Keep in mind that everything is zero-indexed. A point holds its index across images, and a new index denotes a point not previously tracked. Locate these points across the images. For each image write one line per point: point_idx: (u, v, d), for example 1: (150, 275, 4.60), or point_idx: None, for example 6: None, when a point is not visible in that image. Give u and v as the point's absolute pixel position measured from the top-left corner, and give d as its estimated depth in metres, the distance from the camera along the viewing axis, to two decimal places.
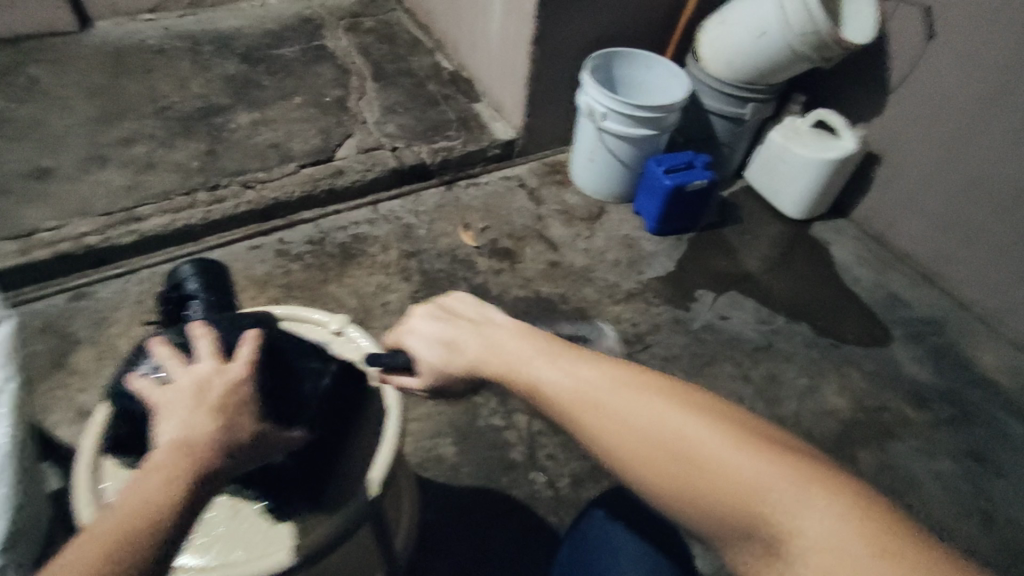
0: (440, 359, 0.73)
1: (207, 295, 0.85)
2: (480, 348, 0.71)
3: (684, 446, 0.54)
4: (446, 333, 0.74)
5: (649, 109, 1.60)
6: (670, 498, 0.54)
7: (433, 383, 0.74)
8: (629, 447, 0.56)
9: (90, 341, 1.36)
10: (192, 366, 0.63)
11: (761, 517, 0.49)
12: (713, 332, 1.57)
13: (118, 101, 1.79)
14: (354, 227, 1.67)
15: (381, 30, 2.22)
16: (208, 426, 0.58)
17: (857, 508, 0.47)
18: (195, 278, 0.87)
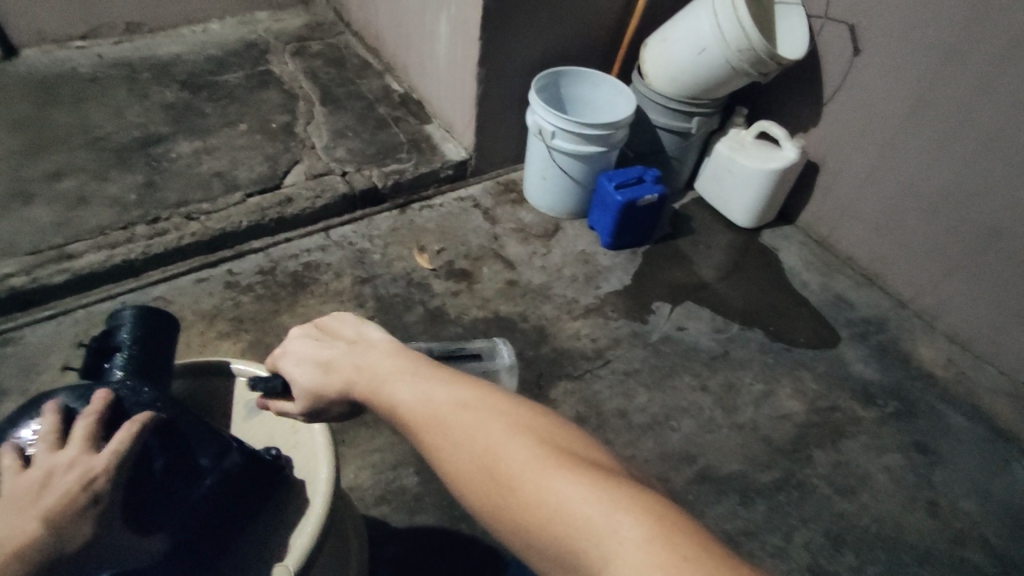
0: (311, 382, 0.72)
1: (133, 351, 0.80)
2: (347, 369, 0.70)
3: (510, 471, 0.54)
4: (320, 354, 0.74)
5: (596, 126, 1.62)
6: (492, 521, 0.54)
7: (308, 407, 0.74)
8: (464, 471, 0.56)
9: (19, 390, 1.27)
10: (56, 453, 0.61)
11: (573, 546, 0.49)
12: (671, 344, 1.59)
13: (48, 133, 1.70)
14: (305, 254, 1.63)
15: (329, 53, 2.20)
16: (34, 533, 0.56)
17: (662, 535, 0.47)
18: (131, 329, 0.83)
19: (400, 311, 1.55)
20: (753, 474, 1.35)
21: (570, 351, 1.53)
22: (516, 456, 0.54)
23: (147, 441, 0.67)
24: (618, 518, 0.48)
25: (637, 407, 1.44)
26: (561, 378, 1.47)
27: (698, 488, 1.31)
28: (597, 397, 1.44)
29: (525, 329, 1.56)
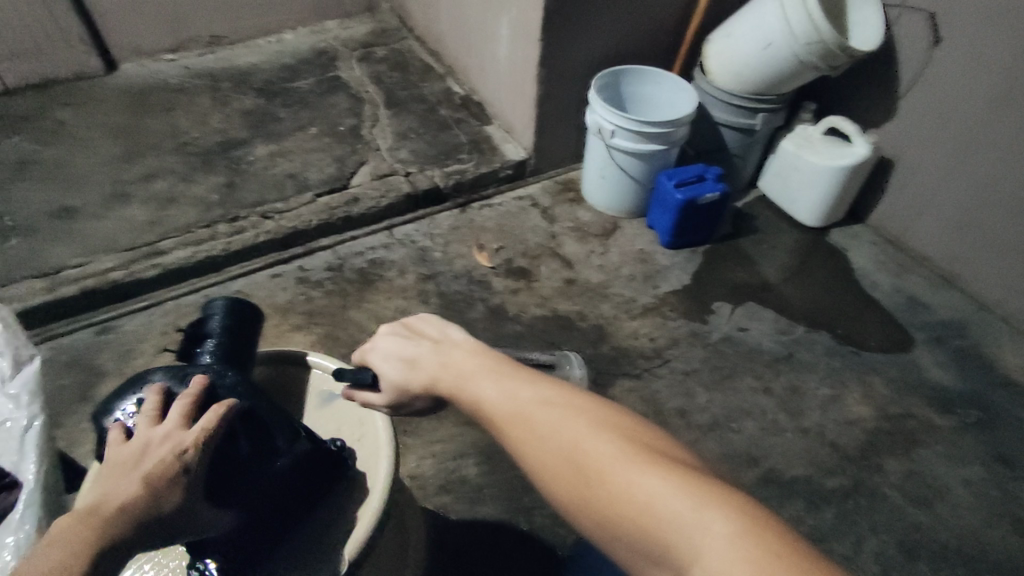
0: (398, 376, 0.76)
1: (223, 339, 0.87)
2: (435, 365, 0.73)
3: (596, 464, 0.55)
4: (407, 351, 0.78)
5: (655, 125, 1.61)
6: (578, 512, 0.56)
7: (394, 399, 0.78)
8: (548, 464, 0.58)
9: (117, 374, 1.39)
10: (157, 429, 0.68)
11: (662, 540, 0.50)
12: (733, 344, 1.56)
13: (141, 139, 1.85)
14: (370, 252, 1.70)
15: (394, 58, 2.28)
16: (134, 495, 0.62)
17: (754, 532, 0.48)
18: (219, 317, 0.90)
19: (461, 307, 1.59)
20: (818, 480, 1.31)
21: (628, 350, 1.53)
22: (602, 451, 0.56)
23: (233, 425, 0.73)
24: (706, 514, 0.49)
25: (696, 407, 1.42)
26: (618, 376, 1.47)
27: (759, 491, 1.28)
28: (655, 397, 1.43)
29: (583, 327, 1.57)
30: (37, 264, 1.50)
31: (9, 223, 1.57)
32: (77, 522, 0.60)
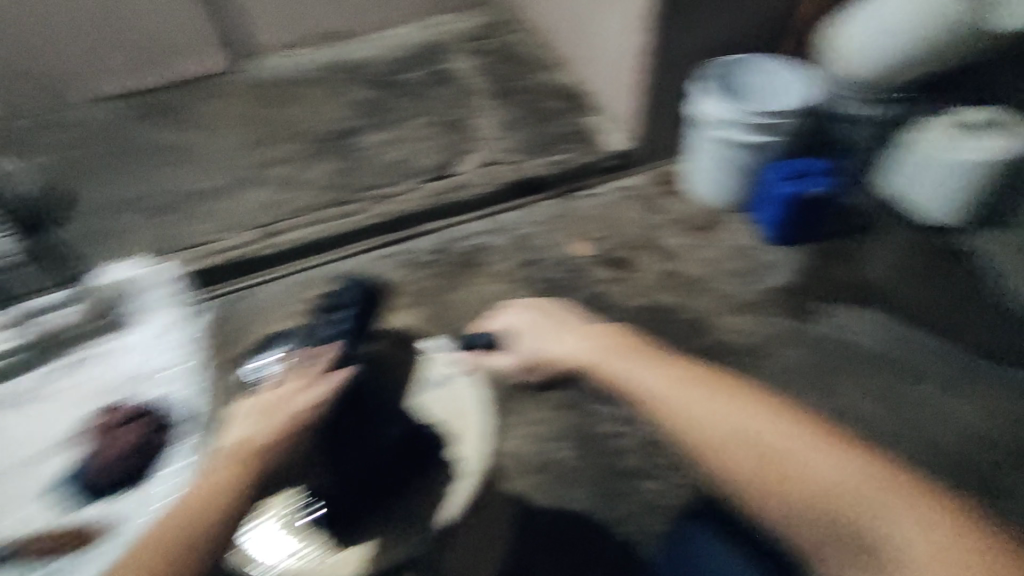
0: (536, 349, 1.17)
1: (353, 315, 1.14)
2: (569, 346, 1.13)
3: (785, 466, 0.91)
4: (535, 324, 1.21)
5: (762, 115, 1.59)
6: (761, 497, 0.92)
7: (528, 360, 1.18)
8: (743, 473, 0.93)
9: (248, 338, 1.54)
10: None
11: (851, 521, 0.86)
12: (844, 348, 1.48)
13: (272, 127, 2.02)
14: (474, 236, 1.76)
15: (501, 50, 2.33)
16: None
17: (919, 513, 0.85)
18: (351, 296, 1.16)
19: (560, 294, 1.62)
20: None
21: (729, 346, 1.49)
22: (795, 463, 0.90)
23: None
24: (860, 491, 0.87)
25: None
26: None
27: None
28: None
29: (680, 321, 1.55)
30: (185, 237, 1.69)
31: (164, 200, 1.78)
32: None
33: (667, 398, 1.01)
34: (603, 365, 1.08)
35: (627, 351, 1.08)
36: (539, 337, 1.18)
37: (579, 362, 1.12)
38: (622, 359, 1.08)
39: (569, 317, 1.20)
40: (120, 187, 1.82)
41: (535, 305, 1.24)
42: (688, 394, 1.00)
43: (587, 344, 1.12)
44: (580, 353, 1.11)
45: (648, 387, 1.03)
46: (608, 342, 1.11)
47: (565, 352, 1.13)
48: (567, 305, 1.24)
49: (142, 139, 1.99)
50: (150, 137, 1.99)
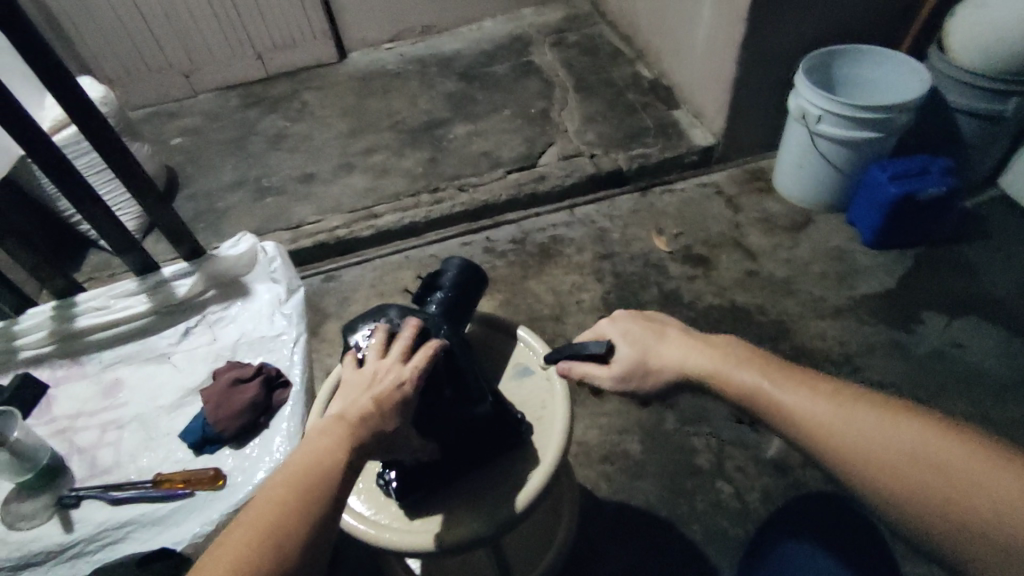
0: (631, 352, 0.79)
1: (450, 295, 0.93)
2: (673, 343, 0.78)
3: (944, 463, 0.58)
4: (631, 329, 0.82)
5: (873, 109, 1.47)
6: (919, 509, 0.58)
7: (623, 373, 0.79)
8: (885, 468, 0.60)
9: (336, 316, 1.63)
10: (381, 359, 0.77)
11: None
12: (942, 361, 1.39)
13: (364, 118, 2.12)
14: (551, 229, 1.78)
15: (585, 43, 2.33)
16: (366, 421, 0.71)
17: None
18: (453, 273, 0.95)
19: (636, 289, 1.61)
20: None
21: (812, 351, 1.44)
22: (958, 455, 0.58)
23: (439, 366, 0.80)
24: None
25: None
26: None
27: None
28: None
29: (762, 321, 1.51)
30: (284, 218, 1.80)
31: (267, 184, 1.91)
32: (324, 440, 0.69)
33: (816, 416, 0.65)
34: (728, 377, 0.72)
35: (763, 355, 0.73)
36: (637, 353, 0.79)
37: (695, 377, 0.75)
38: (754, 368, 0.72)
39: (670, 327, 0.81)
40: (231, 171, 1.98)
41: (631, 314, 0.84)
42: (853, 416, 0.64)
43: (705, 356, 0.75)
44: (695, 366, 0.75)
45: (789, 400, 0.67)
46: (741, 350, 0.74)
47: (677, 362, 0.77)
48: (668, 314, 0.86)
49: (251, 127, 2.15)
50: (257, 125, 2.15)
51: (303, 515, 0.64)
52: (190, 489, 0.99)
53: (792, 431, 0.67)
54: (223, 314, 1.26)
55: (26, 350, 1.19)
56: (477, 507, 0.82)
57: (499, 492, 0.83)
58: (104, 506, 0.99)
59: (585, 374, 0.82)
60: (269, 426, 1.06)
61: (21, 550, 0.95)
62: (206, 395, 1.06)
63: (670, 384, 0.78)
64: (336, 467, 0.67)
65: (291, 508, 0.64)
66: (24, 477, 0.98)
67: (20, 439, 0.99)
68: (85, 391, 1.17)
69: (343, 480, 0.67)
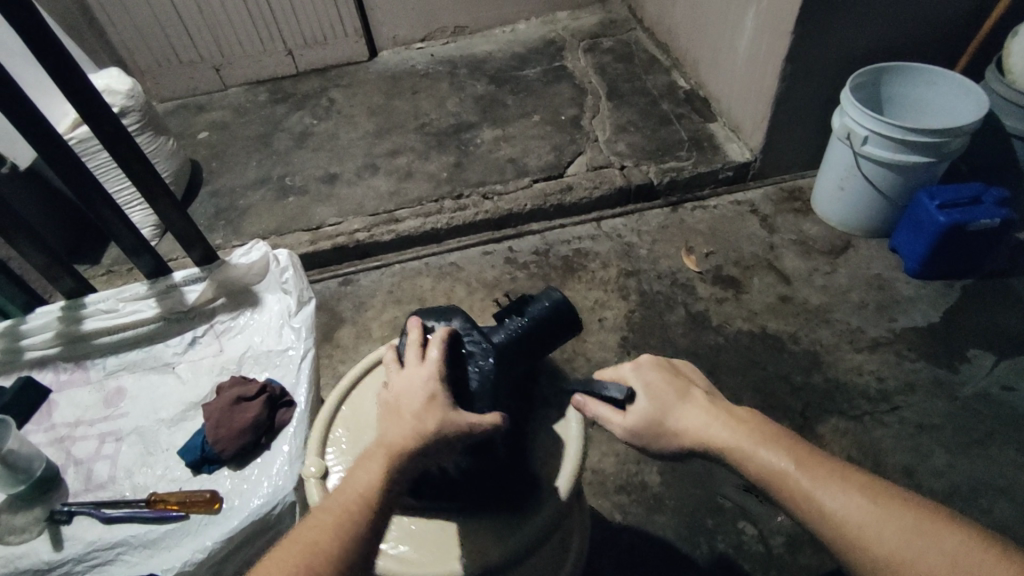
0: (649, 407, 0.73)
1: (526, 327, 0.81)
2: (697, 405, 0.73)
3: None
4: (654, 382, 0.76)
5: (924, 134, 1.37)
6: None
7: (640, 427, 0.73)
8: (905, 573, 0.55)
9: (351, 321, 1.59)
10: (415, 370, 0.71)
11: None
12: (989, 404, 1.30)
13: (390, 118, 2.09)
14: (576, 241, 1.72)
15: (619, 49, 2.27)
16: (399, 428, 0.66)
17: None
18: (542, 308, 0.83)
19: (661, 308, 1.54)
20: None
21: (847, 386, 1.35)
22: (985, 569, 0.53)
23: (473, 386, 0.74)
24: None
25: (929, 468, 1.21)
26: (832, 414, 1.31)
27: None
28: (875, 445, 1.25)
29: (795, 351, 1.42)
30: (304, 219, 1.77)
31: (290, 182, 1.89)
32: (361, 464, 0.66)
33: (845, 511, 0.60)
34: (749, 453, 0.66)
35: (791, 435, 0.68)
36: (657, 409, 0.73)
37: (715, 447, 0.69)
38: (779, 447, 0.66)
39: (695, 388, 0.75)
40: (255, 167, 1.96)
41: (658, 364, 0.78)
42: (886, 516, 0.58)
43: (729, 426, 0.69)
44: (716, 435, 0.69)
45: (816, 488, 0.62)
46: (767, 426, 0.69)
47: (697, 428, 0.71)
48: (692, 371, 0.80)
49: (277, 123, 2.13)
50: (283, 122, 2.13)
51: (341, 544, 0.61)
52: (183, 512, 0.95)
53: (815, 523, 0.61)
54: (233, 323, 1.24)
55: (33, 351, 1.18)
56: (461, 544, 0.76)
57: (489, 531, 0.77)
58: (96, 524, 0.96)
59: (599, 415, 0.76)
60: (270, 447, 1.02)
61: (7, 566, 0.92)
62: (207, 411, 1.02)
63: (685, 449, 0.72)
64: (373, 487, 0.64)
65: (329, 538, 0.60)
66: (17, 489, 0.96)
67: (14, 450, 0.96)
68: (88, 399, 1.16)
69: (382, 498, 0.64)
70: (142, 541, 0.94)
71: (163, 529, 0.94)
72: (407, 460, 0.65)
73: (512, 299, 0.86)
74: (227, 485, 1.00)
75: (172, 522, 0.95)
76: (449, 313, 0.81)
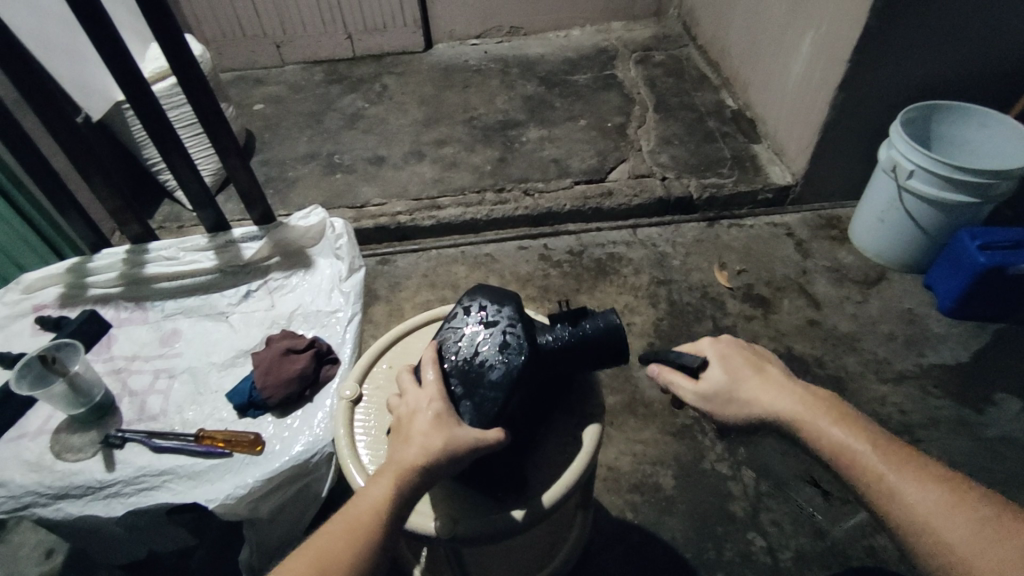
0: (722, 379, 0.74)
1: (571, 340, 0.79)
2: (773, 382, 0.73)
3: None
4: (728, 358, 0.76)
5: (971, 172, 1.38)
6: None
7: (711, 396, 0.75)
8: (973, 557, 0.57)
9: (385, 299, 1.64)
10: (428, 389, 0.73)
11: None
12: (1011, 447, 1.29)
13: (440, 109, 2.14)
14: (611, 245, 1.75)
15: (670, 64, 2.30)
16: (406, 448, 0.68)
17: None
18: (592, 323, 0.80)
19: (690, 320, 1.56)
20: None
21: (869, 414, 1.36)
22: None
23: (499, 385, 0.74)
24: None
25: None
26: None
27: None
28: None
29: (819, 375, 1.43)
30: (349, 197, 1.83)
31: (339, 160, 1.95)
32: (371, 482, 0.67)
33: (915, 497, 0.61)
34: (823, 430, 0.68)
35: (865, 421, 0.70)
36: (729, 380, 0.74)
37: (787, 420, 0.71)
38: (851, 428, 0.68)
39: (769, 365, 0.77)
40: (306, 143, 2.02)
41: (734, 340, 0.79)
42: (957, 506, 0.60)
43: (804, 401, 0.71)
44: (789, 409, 0.71)
45: (887, 469, 0.64)
46: (839, 408, 0.70)
47: (770, 402, 0.72)
48: (768, 353, 0.81)
49: (331, 103, 2.19)
50: (336, 103, 2.19)
51: (354, 558, 0.63)
52: (228, 450, 1.00)
53: (881, 502, 0.64)
54: (285, 282, 1.30)
55: (95, 289, 1.26)
56: (453, 513, 0.78)
57: (482, 505, 0.78)
58: (146, 452, 1.02)
59: (671, 383, 0.78)
60: (313, 401, 1.07)
61: (63, 480, 0.97)
62: (258, 359, 1.08)
63: (754, 420, 0.73)
64: (383, 502, 0.66)
65: (340, 555, 0.63)
66: (76, 411, 1.03)
67: (79, 373, 1.04)
68: (145, 336, 1.22)
69: (391, 518, 0.66)
70: (186, 472, 0.99)
71: (209, 463, 0.99)
72: (417, 476, 0.67)
73: (578, 308, 0.83)
74: (267, 432, 1.04)
75: (219, 458, 1.00)
76: (503, 296, 0.81)
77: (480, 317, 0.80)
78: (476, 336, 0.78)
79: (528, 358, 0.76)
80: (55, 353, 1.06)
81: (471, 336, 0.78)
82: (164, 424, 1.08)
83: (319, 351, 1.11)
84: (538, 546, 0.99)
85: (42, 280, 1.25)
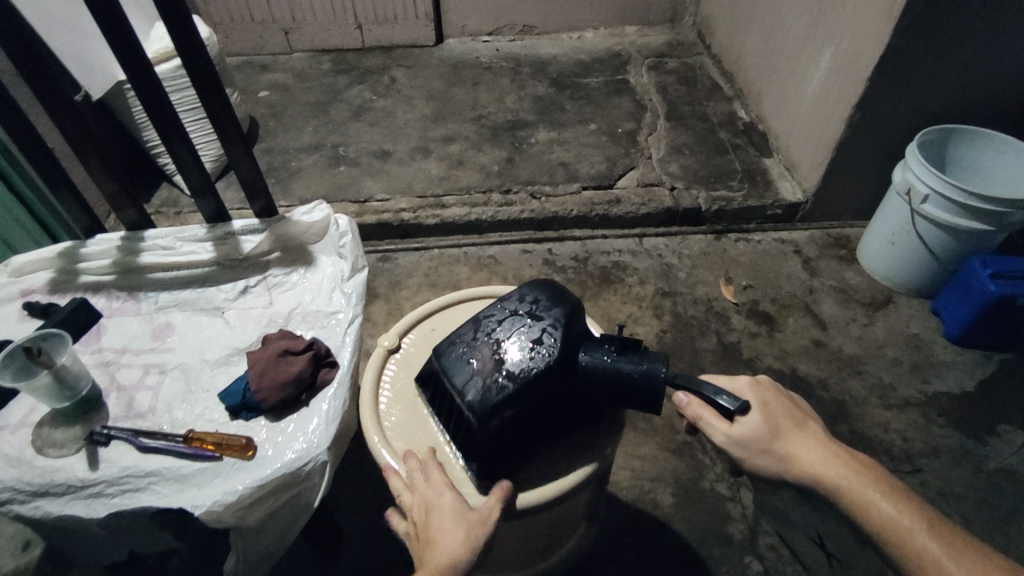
0: (759, 425, 0.70)
1: (608, 362, 0.74)
2: (815, 442, 0.70)
3: None
4: (768, 404, 0.72)
5: (985, 202, 1.36)
6: None
7: (744, 442, 0.70)
8: None
9: (384, 298, 1.61)
10: (437, 491, 0.71)
11: None
12: (1014, 480, 1.28)
13: (448, 105, 2.10)
14: (616, 254, 1.72)
15: (684, 71, 2.27)
16: (435, 550, 0.65)
17: None
18: (630, 360, 0.74)
19: (694, 334, 1.53)
20: None
21: (872, 440, 1.34)
22: None
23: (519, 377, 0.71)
24: None
25: None
26: None
27: None
28: None
29: (822, 397, 1.41)
30: (352, 191, 1.79)
31: (343, 152, 1.91)
32: None
33: None
34: (870, 500, 0.66)
35: (912, 493, 0.67)
36: (770, 431, 0.70)
37: (831, 487, 0.67)
38: (901, 502, 0.66)
39: (810, 421, 0.73)
40: (310, 133, 1.98)
41: (775, 387, 0.74)
42: None
43: (850, 469, 0.67)
44: (834, 476, 0.67)
45: (944, 555, 0.62)
46: (885, 480, 0.68)
47: (812, 464, 0.68)
48: (804, 403, 0.77)
49: (338, 94, 2.15)
50: (343, 94, 2.15)
51: None
52: (217, 453, 0.97)
53: None
54: (285, 278, 1.26)
55: (87, 276, 1.22)
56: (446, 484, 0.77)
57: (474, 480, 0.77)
58: (131, 451, 0.98)
59: (700, 418, 0.73)
60: (309, 405, 1.04)
61: (43, 477, 0.94)
62: (252, 359, 1.05)
63: (787, 478, 0.70)
64: None
65: None
66: (60, 405, 0.99)
67: (66, 366, 1.00)
68: (136, 328, 1.18)
69: None
70: (174, 475, 0.95)
71: (201, 468, 0.96)
72: None
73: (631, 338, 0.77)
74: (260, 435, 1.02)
75: (211, 464, 0.96)
76: (559, 295, 0.78)
77: (526, 312, 0.76)
78: (514, 328, 0.75)
79: (557, 357, 0.72)
80: (41, 344, 1.04)
81: (513, 326, 0.75)
82: (152, 423, 1.04)
83: (316, 352, 1.07)
84: (530, 551, 0.97)
85: (32, 264, 1.21)
